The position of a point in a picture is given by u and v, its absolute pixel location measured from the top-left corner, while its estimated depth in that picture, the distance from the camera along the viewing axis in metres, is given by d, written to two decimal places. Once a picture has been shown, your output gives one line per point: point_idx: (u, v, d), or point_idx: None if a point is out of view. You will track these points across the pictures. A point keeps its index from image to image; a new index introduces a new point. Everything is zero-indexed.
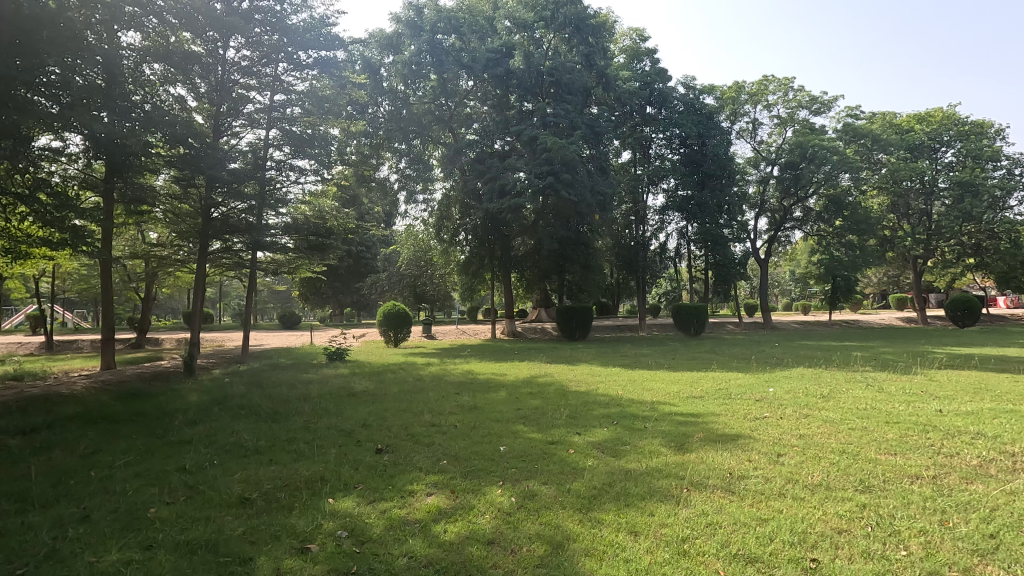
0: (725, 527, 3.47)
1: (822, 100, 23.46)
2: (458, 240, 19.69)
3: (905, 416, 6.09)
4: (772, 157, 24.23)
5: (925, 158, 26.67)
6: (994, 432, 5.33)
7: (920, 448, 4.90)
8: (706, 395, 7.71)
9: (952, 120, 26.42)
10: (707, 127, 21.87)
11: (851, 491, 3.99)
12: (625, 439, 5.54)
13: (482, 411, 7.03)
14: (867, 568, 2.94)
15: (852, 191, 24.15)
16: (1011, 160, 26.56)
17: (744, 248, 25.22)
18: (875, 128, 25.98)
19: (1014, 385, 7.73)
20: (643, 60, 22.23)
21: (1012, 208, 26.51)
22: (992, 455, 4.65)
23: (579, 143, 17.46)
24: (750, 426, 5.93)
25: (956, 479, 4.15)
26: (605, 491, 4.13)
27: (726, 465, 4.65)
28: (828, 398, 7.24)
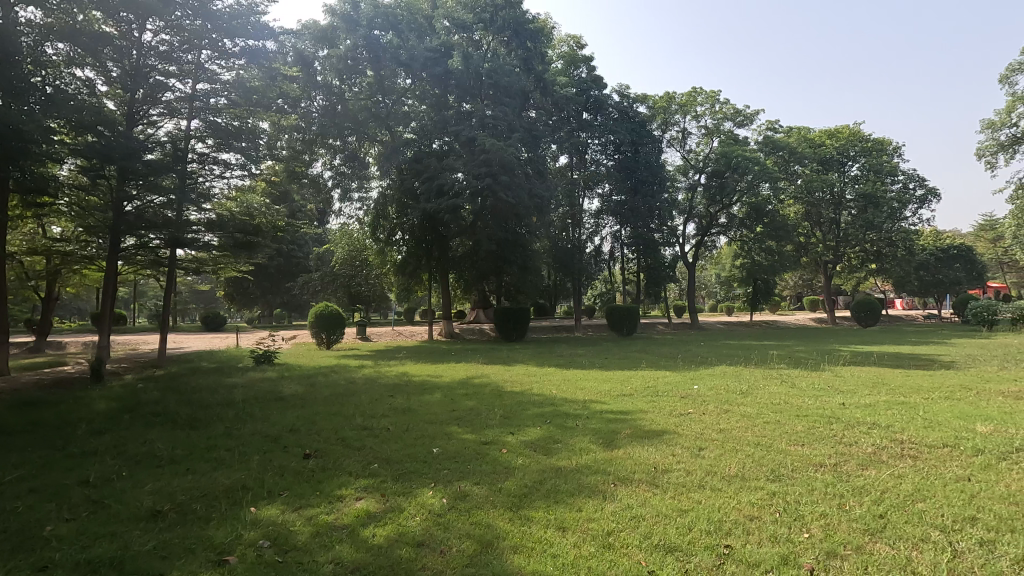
0: (647, 519, 3.61)
1: (745, 113, 24.87)
2: (395, 240, 19.37)
3: (814, 410, 6.58)
4: (700, 166, 25.44)
5: (834, 171, 28.83)
6: (887, 422, 5.86)
7: (824, 439, 5.32)
8: (636, 393, 7.99)
9: (858, 137, 28.66)
10: (640, 135, 22.70)
11: (763, 480, 4.27)
12: (557, 438, 5.65)
13: (416, 413, 6.96)
14: (774, 551, 3.15)
15: (771, 200, 25.74)
16: (907, 175, 29.19)
17: (673, 252, 26.29)
18: (791, 141, 27.87)
19: (905, 379, 8.51)
20: (580, 67, 22.65)
21: (907, 218, 29.18)
22: (884, 443, 5.13)
23: (517, 145, 17.69)
24: (675, 421, 6.22)
25: (854, 466, 4.53)
26: (537, 489, 4.21)
27: (651, 459, 4.85)
28: (746, 394, 7.70)
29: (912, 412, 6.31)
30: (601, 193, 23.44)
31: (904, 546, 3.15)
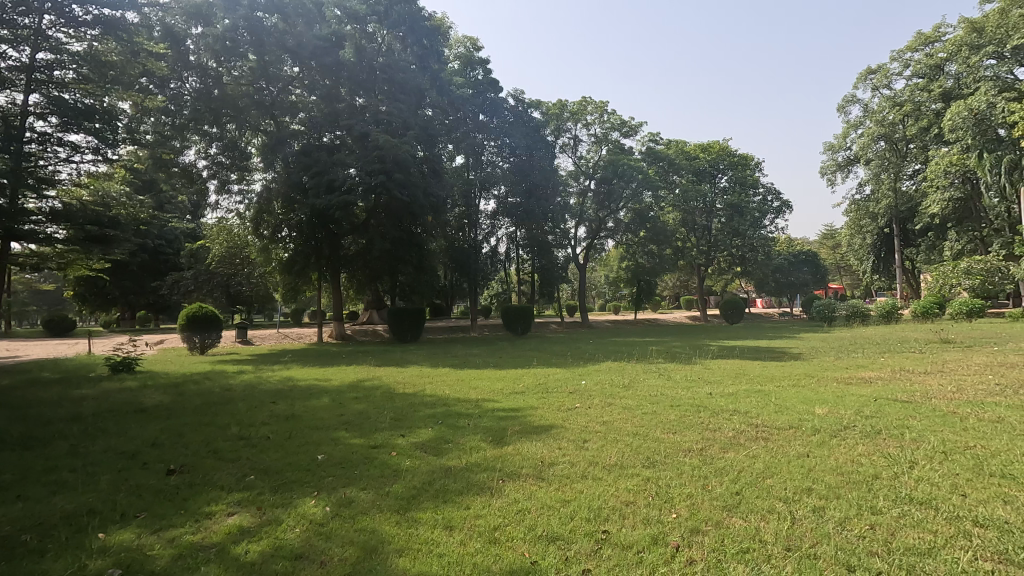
0: (532, 512, 3.72)
1: (630, 124, 26.45)
2: (280, 237, 18.16)
3: (686, 400, 7.16)
4: (590, 172, 26.66)
5: (707, 182, 31.67)
6: (746, 408, 6.55)
7: (692, 426, 5.83)
8: (528, 391, 8.21)
9: (725, 152, 31.65)
10: (534, 141, 23.41)
11: (638, 467, 4.58)
12: (448, 438, 5.63)
13: (299, 419, 6.59)
14: (646, 532, 3.39)
15: (653, 207, 27.60)
16: (765, 188, 32.79)
17: (565, 254, 27.31)
18: (670, 153, 30.12)
19: (761, 370, 9.56)
20: (476, 69, 22.77)
21: (766, 227, 32.76)
22: (743, 427, 5.73)
23: (412, 143, 17.46)
24: (562, 416, 6.48)
25: (717, 449, 5.01)
26: (425, 490, 4.17)
27: (538, 454, 5.01)
28: (627, 387, 8.22)
29: (765, 399, 7.11)
30: (497, 195, 23.82)
31: (754, 519, 3.54)
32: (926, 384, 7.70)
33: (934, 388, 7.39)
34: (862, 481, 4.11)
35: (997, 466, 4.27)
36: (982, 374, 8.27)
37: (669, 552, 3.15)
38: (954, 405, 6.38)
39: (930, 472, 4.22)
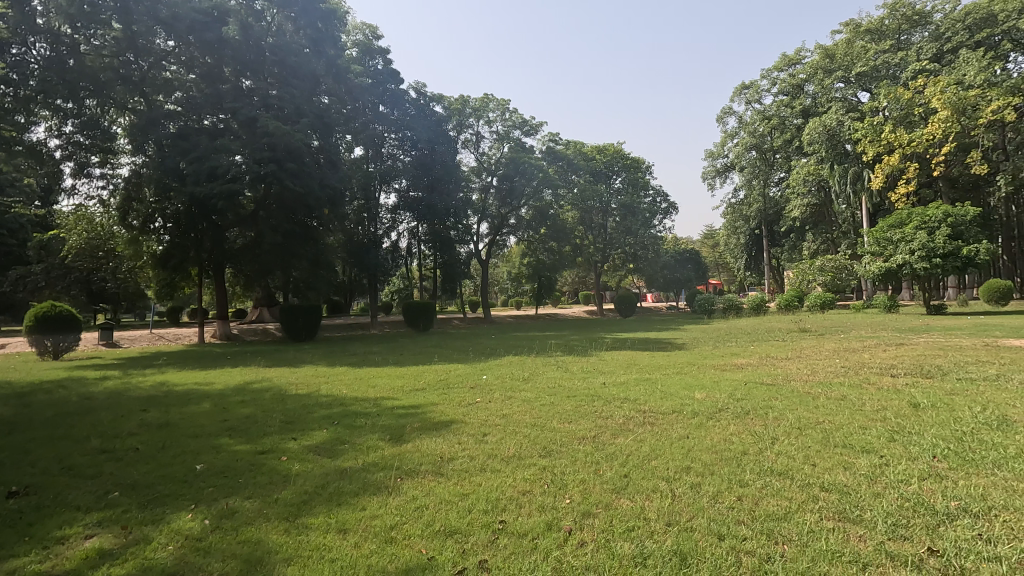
0: (430, 508, 3.70)
1: (530, 123, 27.00)
2: (153, 228, 16.63)
3: (581, 390, 7.49)
4: (492, 169, 26.83)
5: (603, 182, 33.17)
6: (635, 396, 6.98)
7: (587, 415, 6.12)
8: (429, 387, 8.13)
9: (619, 154, 33.35)
10: (436, 135, 23.07)
11: (535, 457, 4.72)
12: (344, 439, 5.44)
13: (176, 427, 6.04)
14: (540, 519, 3.51)
15: (552, 205, 28.43)
16: (655, 190, 35.02)
17: (468, 250, 27.36)
18: (569, 153, 31.10)
19: (649, 360, 10.22)
20: (375, 59, 22.05)
21: (655, 227, 35.03)
22: (632, 414, 6.10)
23: (306, 131, 16.55)
24: (462, 411, 6.51)
25: (609, 436, 5.29)
26: (317, 494, 3.99)
27: (437, 450, 5.00)
28: (527, 380, 8.45)
29: (653, 386, 7.63)
30: (398, 189, 23.33)
31: (640, 498, 3.78)
32: (786, 368, 8.67)
33: (793, 371, 8.35)
34: (732, 457, 4.54)
35: (841, 437, 4.92)
36: (830, 358, 9.48)
37: (563, 536, 3.28)
38: (809, 386, 7.26)
39: (788, 445, 4.77)
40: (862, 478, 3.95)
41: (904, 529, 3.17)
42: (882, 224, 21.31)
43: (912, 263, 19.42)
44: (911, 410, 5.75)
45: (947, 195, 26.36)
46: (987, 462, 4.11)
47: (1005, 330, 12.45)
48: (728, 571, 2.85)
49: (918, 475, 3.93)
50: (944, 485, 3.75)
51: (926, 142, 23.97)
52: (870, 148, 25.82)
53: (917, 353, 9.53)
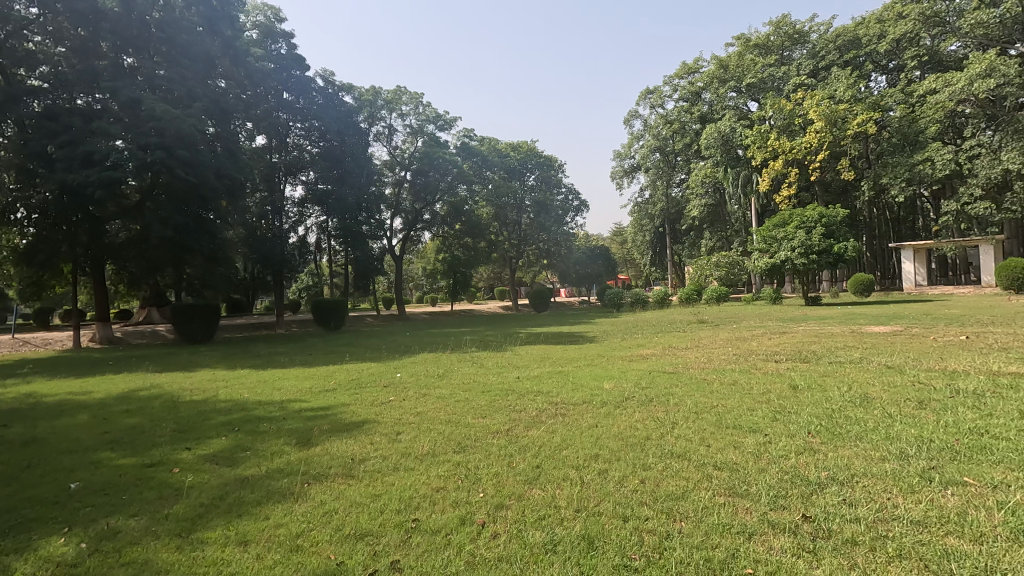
0: (340, 512, 3.59)
1: (444, 118, 26.75)
2: (14, 219, 14.69)
3: (496, 385, 7.57)
4: (405, 163, 26.27)
5: (517, 179, 33.65)
6: (548, 389, 7.17)
7: (501, 409, 6.20)
8: (339, 388, 7.85)
9: (532, 152, 34.08)
10: (346, 126, 22.16)
11: (449, 454, 4.71)
12: (246, 446, 5.12)
13: (45, 443, 5.38)
14: (454, 515, 3.51)
15: (467, 201, 28.37)
16: (568, 189, 36.07)
17: (380, 246, 26.66)
18: (484, 149, 31.17)
19: (562, 353, 10.53)
20: (278, 42, 20.75)
21: (568, 225, 36.12)
22: (545, 406, 6.26)
23: (200, 117, 15.29)
24: (375, 410, 6.36)
25: (522, 428, 5.39)
26: (215, 506, 3.74)
27: (347, 452, 4.85)
28: (442, 377, 8.40)
29: (565, 378, 7.88)
30: (305, 181, 22.27)
31: (552, 488, 3.90)
32: (687, 357, 9.28)
33: (692, 360, 8.95)
34: (636, 442, 4.80)
35: (731, 419, 5.35)
36: (724, 347, 10.28)
37: (475, 530, 3.31)
38: (706, 373, 7.83)
39: (686, 429, 5.13)
40: (750, 456, 4.33)
41: (783, 499, 3.52)
42: (769, 223, 23.32)
43: (793, 259, 21.49)
44: (790, 391, 6.38)
45: (822, 198, 29.44)
46: (849, 435, 4.66)
47: (867, 318, 14.15)
48: (631, 550, 3.02)
49: (795, 450, 4.38)
50: (816, 458, 4.21)
51: (805, 150, 26.86)
52: (759, 153, 28.23)
53: (797, 340, 10.58)
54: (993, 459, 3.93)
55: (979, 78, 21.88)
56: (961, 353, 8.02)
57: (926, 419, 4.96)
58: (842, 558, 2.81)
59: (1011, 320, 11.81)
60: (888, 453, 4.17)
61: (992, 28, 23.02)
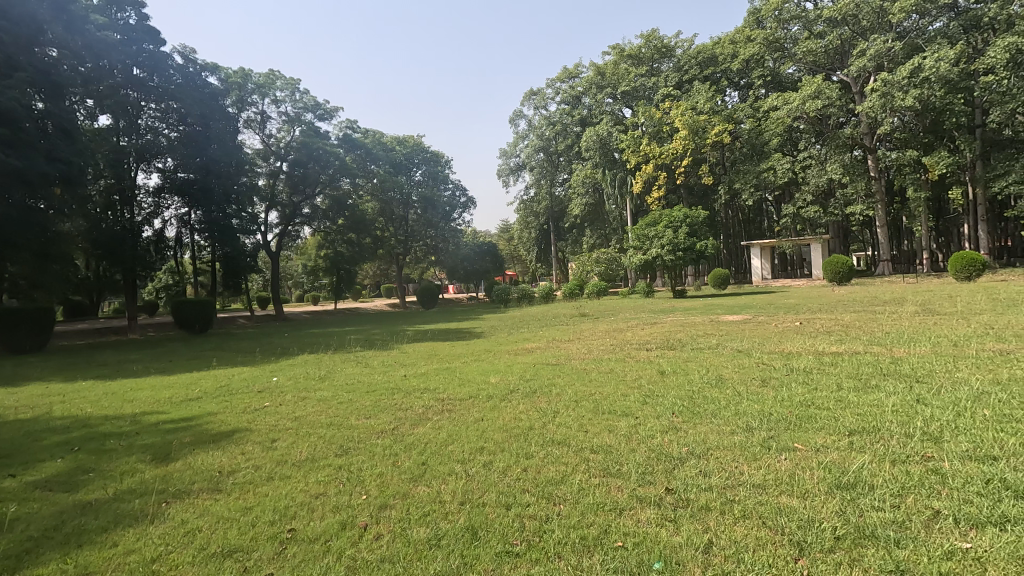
0: (204, 529, 3.30)
1: (325, 107, 25.43)
2: None
3: (381, 384, 7.40)
4: (281, 153, 24.56)
5: (403, 174, 33.14)
6: (435, 385, 7.14)
7: (386, 408, 6.07)
8: (205, 395, 7.19)
9: (419, 147, 33.96)
10: (211, 109, 20.19)
11: (330, 457, 4.53)
12: (88, 467, 4.51)
13: None
14: (335, 520, 3.38)
15: (351, 195, 27.23)
16: (455, 185, 36.26)
17: (254, 241, 24.74)
18: (368, 142, 30.16)
19: (449, 349, 10.53)
20: (126, 11, 18.30)
21: (455, 221, 36.42)
22: (431, 403, 6.24)
23: (23, 90, 13.07)
24: (247, 418, 5.91)
25: (408, 427, 5.33)
26: (47, 539, 3.26)
27: (214, 464, 4.47)
28: (323, 378, 8.04)
29: (451, 374, 7.91)
30: (161, 168, 20.00)
31: (437, 483, 3.90)
32: (569, 349, 9.75)
33: (574, 352, 9.41)
34: (519, 433, 4.96)
35: (607, 405, 5.73)
36: (602, 338, 10.94)
37: (357, 533, 3.22)
38: (586, 363, 8.27)
39: (566, 417, 5.38)
40: (622, 438, 4.67)
41: (650, 475, 3.85)
42: (642, 222, 25.03)
43: (663, 256, 23.33)
44: (659, 377, 6.94)
45: (686, 200, 32.34)
46: (706, 412, 5.22)
47: (723, 308, 15.81)
48: (513, 535, 3.12)
49: (662, 430, 4.79)
50: (677, 435, 4.65)
51: (671, 155, 29.33)
52: (633, 157, 30.23)
53: (665, 330, 11.55)
54: (817, 425, 4.61)
55: (810, 98, 25.29)
56: (796, 337, 9.27)
57: (767, 395, 5.68)
58: (698, 523, 3.14)
59: (833, 307, 13.90)
60: (737, 427, 4.72)
61: (819, 56, 26.72)
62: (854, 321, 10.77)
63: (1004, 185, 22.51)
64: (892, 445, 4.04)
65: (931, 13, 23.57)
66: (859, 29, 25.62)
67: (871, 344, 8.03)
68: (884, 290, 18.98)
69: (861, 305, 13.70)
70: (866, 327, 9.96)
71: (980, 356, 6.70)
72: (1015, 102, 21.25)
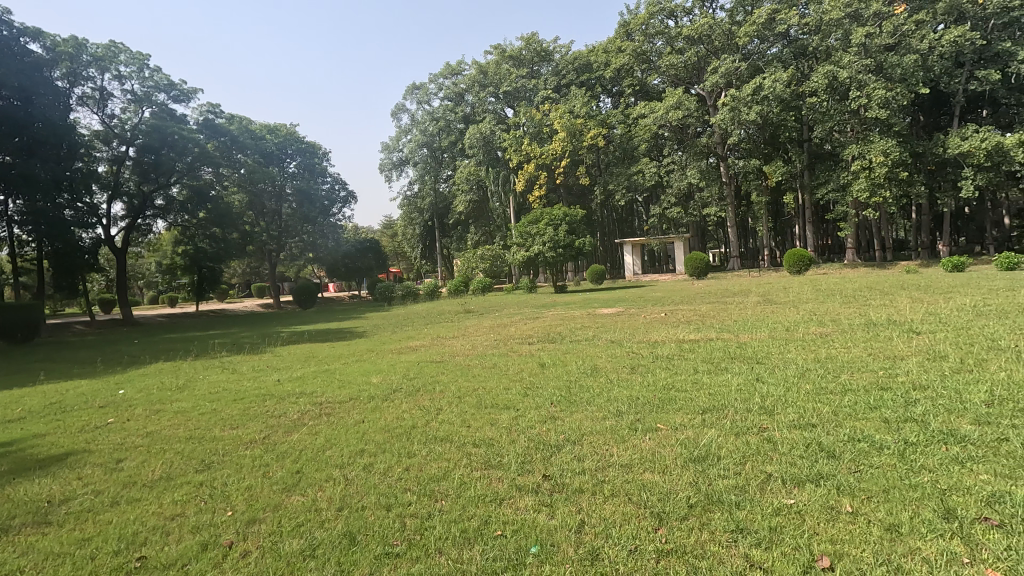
0: (29, 571, 2.86)
1: (180, 88, 22.92)
2: None
3: (251, 391, 6.85)
4: (126, 136, 21.73)
5: (275, 165, 30.99)
6: (312, 389, 6.78)
7: (256, 417, 5.64)
8: (32, 415, 6.20)
9: (292, 137, 32.04)
10: (34, 82, 17.30)
11: (189, 474, 4.13)
12: None
13: None
14: (193, 541, 3.11)
15: (214, 185, 24.78)
16: (334, 178, 34.75)
17: (93, 236, 21.67)
18: (234, 128, 27.71)
19: (328, 351, 10.05)
20: None
21: (335, 216, 34.90)
22: (307, 408, 5.91)
23: None
24: (86, 438, 5.19)
25: (280, 435, 5.01)
26: None
27: (42, 493, 3.87)
28: (182, 388, 7.28)
29: (330, 376, 7.57)
30: None
31: (312, 491, 3.73)
32: (453, 346, 9.78)
33: (459, 348, 9.47)
34: (401, 433, 4.88)
35: (489, 399, 5.84)
36: (486, 334, 11.14)
37: (221, 553, 2.98)
38: (470, 359, 8.35)
39: (450, 413, 5.40)
40: (503, 430, 4.80)
41: (530, 464, 4.00)
42: (524, 220, 25.67)
43: (545, 253, 24.16)
44: (540, 369, 7.21)
45: (566, 200, 33.82)
46: (581, 401, 5.53)
47: (599, 303, 16.82)
48: (393, 536, 3.08)
49: (541, 420, 4.99)
50: (555, 423, 4.88)
51: (551, 155, 30.55)
52: (515, 155, 31.00)
53: (546, 324, 12.02)
54: (676, 406, 5.10)
55: (672, 108, 27.63)
56: (661, 327, 10.13)
57: (635, 381, 6.17)
58: (572, 505, 3.33)
59: (693, 300, 15.39)
60: (608, 413, 5.05)
61: (680, 70, 29.27)
62: (708, 311, 12.01)
63: (825, 192, 26.36)
64: (735, 419, 4.60)
65: (769, 40, 26.80)
66: (712, 49, 28.42)
67: (723, 331, 9.02)
68: (735, 283, 21.26)
69: (716, 297, 15.31)
70: (718, 316, 11.18)
71: (805, 338, 7.84)
72: (833, 121, 24.97)
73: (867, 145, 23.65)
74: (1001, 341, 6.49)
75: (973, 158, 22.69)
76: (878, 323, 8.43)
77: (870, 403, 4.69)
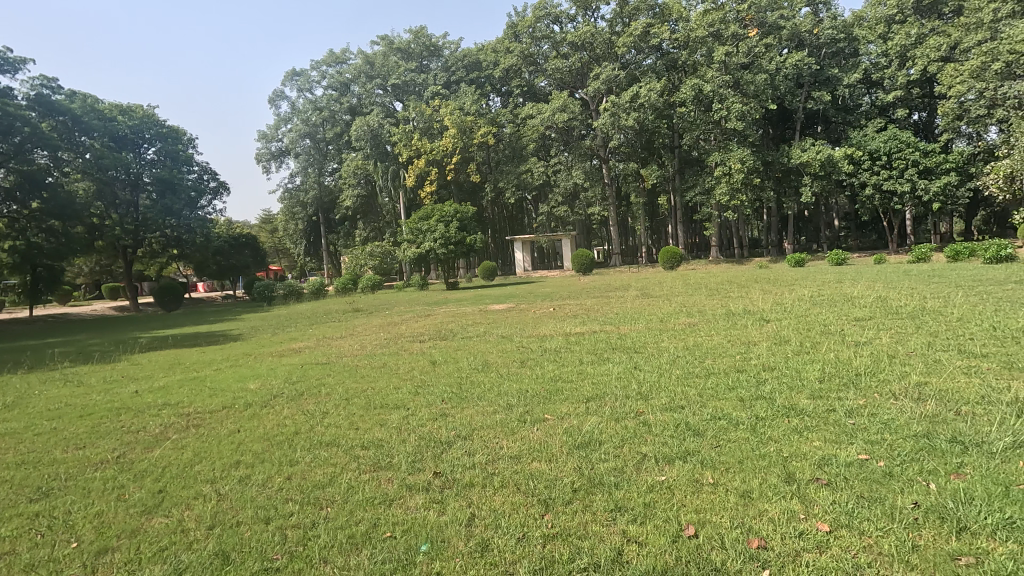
0: None
1: (4, 57, 19.57)
2: None
3: (101, 406, 6.05)
4: None
5: (129, 150, 27.87)
6: (178, 399, 6.16)
7: (109, 433, 5.01)
8: None
9: (152, 120, 28.96)
10: None
11: (21, 505, 3.57)
12: None
13: None
14: None
15: (51, 171, 21.44)
16: (202, 166, 31.80)
17: None
18: (76, 107, 24.27)
19: (197, 356, 9.19)
20: None
21: (204, 209, 31.89)
22: (172, 420, 5.37)
23: None
24: None
25: (137, 452, 4.50)
26: None
27: None
28: (13, 406, 6.27)
29: (199, 384, 6.91)
30: None
31: (176, 511, 3.39)
32: (340, 346, 9.38)
33: (345, 348, 9.11)
34: (281, 440, 4.59)
35: (378, 400, 5.69)
36: (375, 333, 10.81)
37: None
38: (357, 359, 8.07)
39: (335, 417, 5.18)
40: (393, 430, 4.71)
41: (420, 463, 3.96)
42: (414, 217, 25.22)
43: (436, 249, 24.00)
44: (431, 367, 7.17)
45: (457, 197, 33.84)
46: (472, 396, 5.58)
47: (491, 299, 17.06)
48: (272, 550, 2.90)
49: (431, 418, 4.96)
50: (445, 420, 4.88)
51: (441, 152, 30.27)
52: (404, 150, 30.39)
53: (437, 321, 11.97)
54: (563, 396, 5.32)
55: (558, 111, 28.60)
56: (549, 322, 10.54)
57: (524, 374, 6.36)
58: (462, 500, 3.35)
59: (579, 294, 16.13)
60: (498, 407, 5.16)
61: (565, 74, 30.33)
62: (592, 305, 12.68)
63: (693, 195, 28.93)
64: (614, 406, 4.90)
65: (644, 51, 28.90)
66: (594, 56, 29.94)
67: (604, 324, 9.59)
68: (618, 278, 22.55)
69: (600, 292, 16.20)
70: (601, 309, 11.82)
71: (676, 328, 8.58)
72: (698, 130, 27.44)
73: (727, 154, 26.25)
74: (831, 326, 7.58)
75: (811, 168, 26.00)
76: (737, 313, 9.46)
77: (728, 385, 5.25)
